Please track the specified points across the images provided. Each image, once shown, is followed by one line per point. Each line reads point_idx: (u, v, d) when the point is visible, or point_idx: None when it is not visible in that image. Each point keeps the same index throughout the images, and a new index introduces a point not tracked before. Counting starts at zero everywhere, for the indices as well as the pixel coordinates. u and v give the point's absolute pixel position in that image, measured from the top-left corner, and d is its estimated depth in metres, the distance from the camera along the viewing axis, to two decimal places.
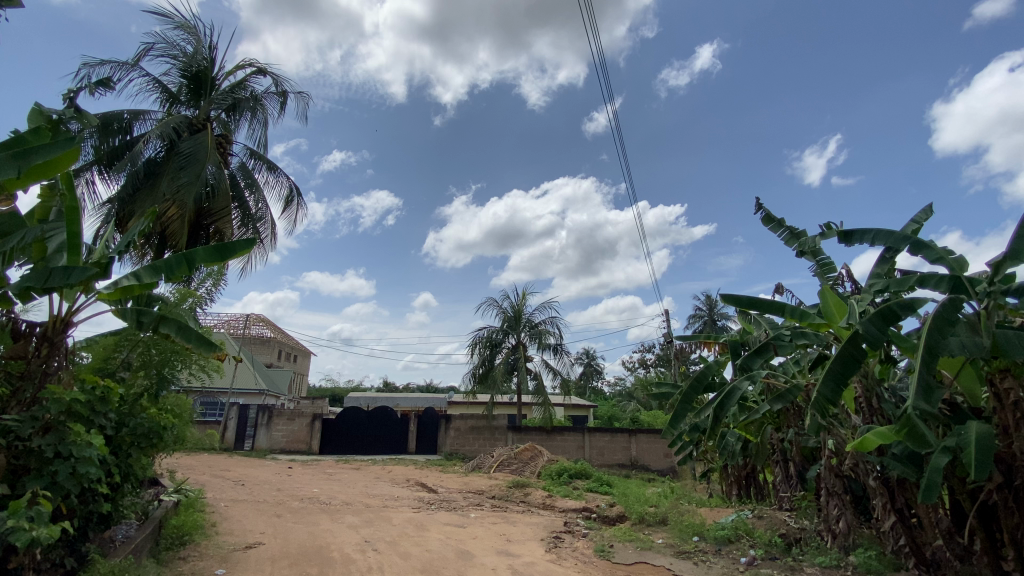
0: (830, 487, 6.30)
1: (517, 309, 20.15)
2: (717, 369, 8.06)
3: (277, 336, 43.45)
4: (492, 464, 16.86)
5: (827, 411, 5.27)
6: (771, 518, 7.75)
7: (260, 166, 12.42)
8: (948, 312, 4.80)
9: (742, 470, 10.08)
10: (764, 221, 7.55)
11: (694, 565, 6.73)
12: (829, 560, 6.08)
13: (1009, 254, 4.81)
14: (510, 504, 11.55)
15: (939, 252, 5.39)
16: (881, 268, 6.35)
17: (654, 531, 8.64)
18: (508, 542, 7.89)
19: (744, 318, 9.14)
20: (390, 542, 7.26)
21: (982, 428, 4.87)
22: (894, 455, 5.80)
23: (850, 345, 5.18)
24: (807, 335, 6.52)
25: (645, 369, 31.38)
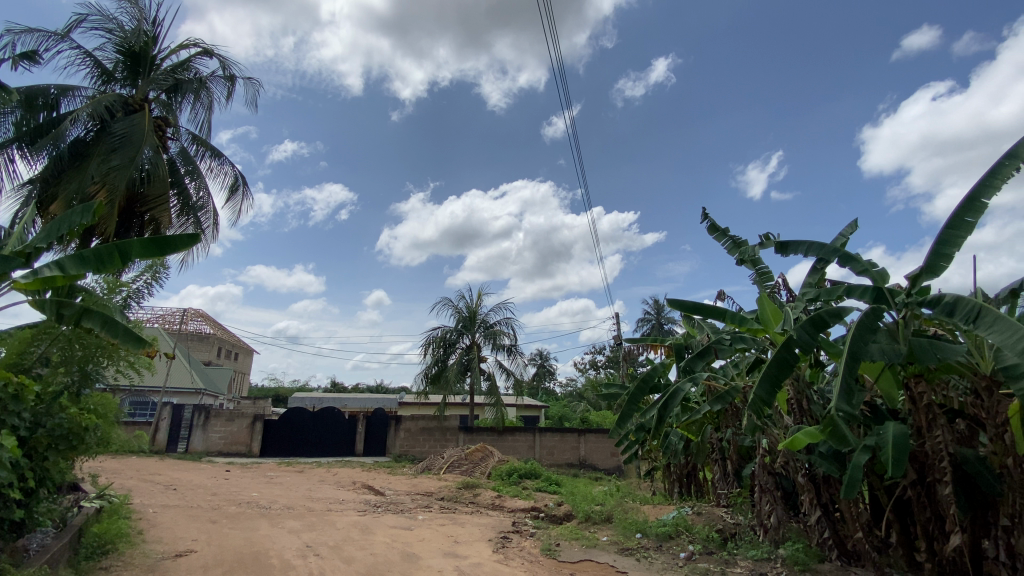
0: (763, 484, 6.67)
1: (472, 309, 20.10)
2: (662, 370, 8.37)
3: (218, 333, 41.39)
4: (441, 465, 16.74)
5: (762, 412, 5.58)
6: (709, 515, 8.13)
7: (203, 152, 11.79)
8: (870, 320, 5.21)
9: (683, 468, 10.50)
10: (709, 231, 7.89)
11: (636, 562, 6.94)
12: (761, 553, 6.45)
13: (925, 269, 5.26)
14: (459, 506, 11.48)
15: (864, 265, 5.81)
16: (813, 278, 6.80)
17: (599, 529, 8.85)
18: (455, 543, 7.85)
19: (689, 322, 9.53)
20: (333, 546, 7.06)
21: (898, 429, 5.29)
22: (821, 454, 6.21)
23: (783, 349, 5.51)
24: (745, 339, 6.86)
25: (596, 370, 32.00)
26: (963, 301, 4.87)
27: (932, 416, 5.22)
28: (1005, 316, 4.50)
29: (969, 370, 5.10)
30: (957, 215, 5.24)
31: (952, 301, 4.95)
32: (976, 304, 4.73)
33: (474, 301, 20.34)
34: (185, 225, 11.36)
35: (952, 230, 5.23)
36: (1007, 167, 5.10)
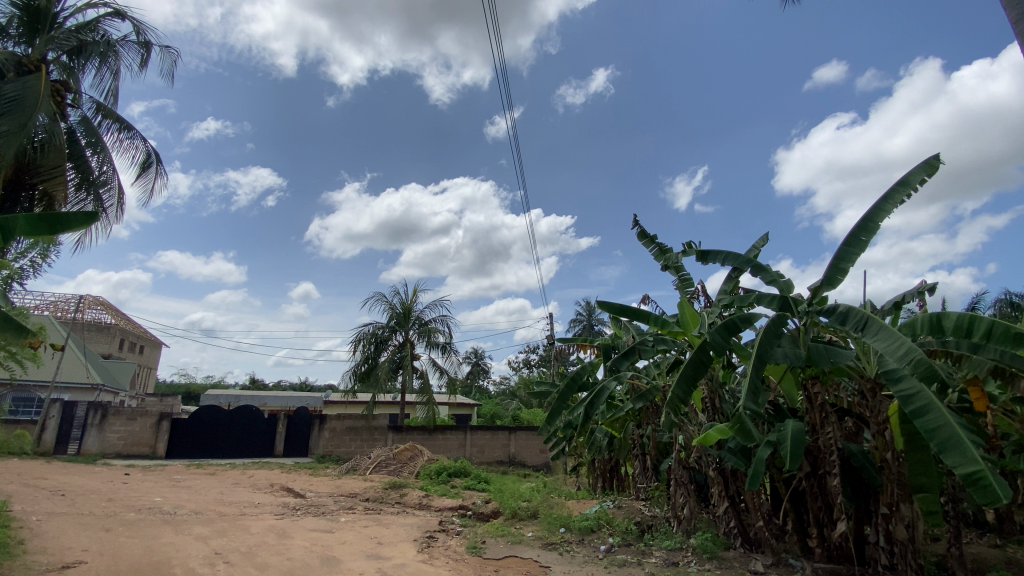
0: (678, 478, 7.05)
1: (407, 305, 19.67)
2: (591, 369, 8.66)
3: (121, 324, 37.66)
4: (368, 466, 16.27)
5: (679, 409, 5.94)
6: (628, 508, 8.52)
7: (109, 123, 10.69)
8: (775, 326, 5.70)
9: (607, 463, 10.94)
10: (639, 237, 8.27)
11: (559, 556, 7.12)
12: (674, 544, 6.85)
13: (824, 281, 5.82)
14: (384, 506, 11.23)
15: (773, 275, 6.33)
16: (727, 285, 7.32)
17: (525, 525, 9.01)
18: (379, 545, 7.66)
19: (618, 323, 9.92)
20: (245, 553, 6.65)
21: (796, 426, 5.82)
22: (730, 448, 6.70)
23: (699, 351, 5.89)
24: (667, 340, 7.24)
25: (530, 368, 32.40)
26: (854, 311, 5.45)
27: (825, 414, 5.80)
28: (887, 326, 5.08)
29: (857, 373, 5.70)
30: (853, 233, 5.84)
31: (845, 311, 5.51)
32: (864, 314, 5.31)
33: (409, 297, 19.91)
34: (84, 201, 10.25)
35: (848, 248, 5.83)
36: (896, 194, 5.76)
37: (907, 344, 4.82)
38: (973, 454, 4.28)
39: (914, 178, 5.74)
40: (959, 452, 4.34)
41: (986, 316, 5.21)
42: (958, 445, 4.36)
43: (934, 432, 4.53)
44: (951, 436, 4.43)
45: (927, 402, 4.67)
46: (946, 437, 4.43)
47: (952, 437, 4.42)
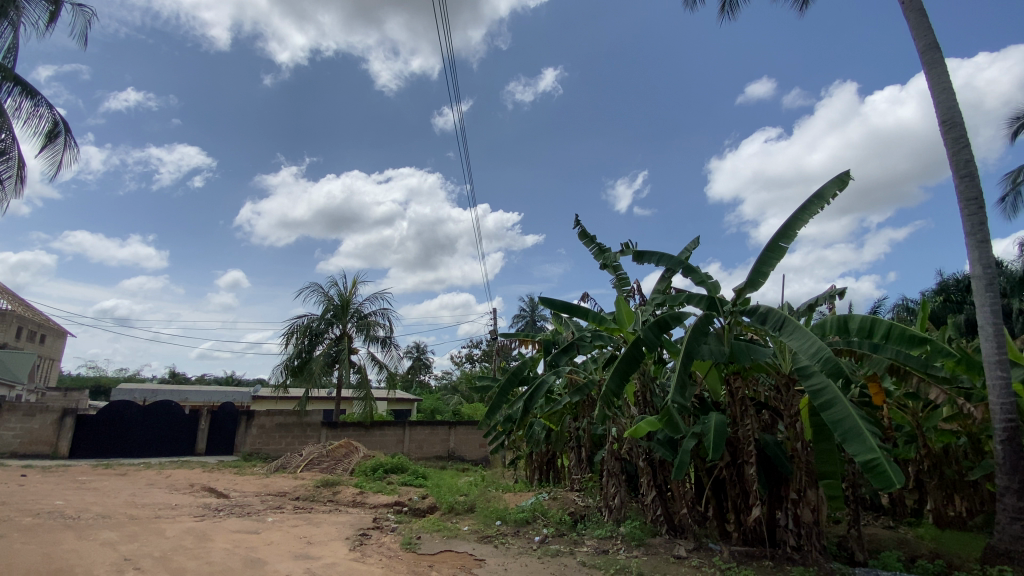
0: (611, 468, 7.34)
1: (345, 298, 19.00)
2: (531, 364, 8.78)
3: (19, 310, 33.85)
4: (299, 464, 15.61)
5: (612, 403, 6.16)
6: (563, 499, 8.73)
7: (8, 86, 9.53)
8: (702, 324, 6.02)
9: (544, 456, 11.16)
10: (580, 236, 8.48)
11: (495, 548, 7.16)
12: (604, 532, 7.10)
13: (747, 284, 6.21)
14: (315, 505, 10.82)
15: (702, 276, 6.67)
16: (661, 285, 7.64)
17: (461, 519, 8.99)
18: (308, 544, 7.37)
19: (559, 319, 10.09)
20: (158, 557, 6.18)
21: (719, 419, 6.18)
22: (658, 440, 7.02)
23: (633, 346, 6.12)
24: (603, 336, 7.47)
25: (471, 364, 32.29)
26: (773, 312, 5.85)
27: (744, 408, 6.20)
28: (801, 326, 5.50)
29: (773, 369, 6.14)
30: (774, 240, 6.26)
31: (765, 311, 5.91)
32: (782, 314, 5.71)
33: (348, 289, 19.24)
34: None
35: (769, 253, 6.24)
36: (813, 206, 6.23)
37: (818, 343, 5.24)
38: (870, 443, 4.72)
39: (829, 192, 6.23)
40: (859, 442, 4.77)
41: (884, 318, 5.76)
42: (858, 435, 4.79)
43: (839, 423, 4.96)
44: (853, 427, 4.86)
45: (833, 396, 5.10)
46: (849, 428, 4.86)
47: (853, 428, 4.85)
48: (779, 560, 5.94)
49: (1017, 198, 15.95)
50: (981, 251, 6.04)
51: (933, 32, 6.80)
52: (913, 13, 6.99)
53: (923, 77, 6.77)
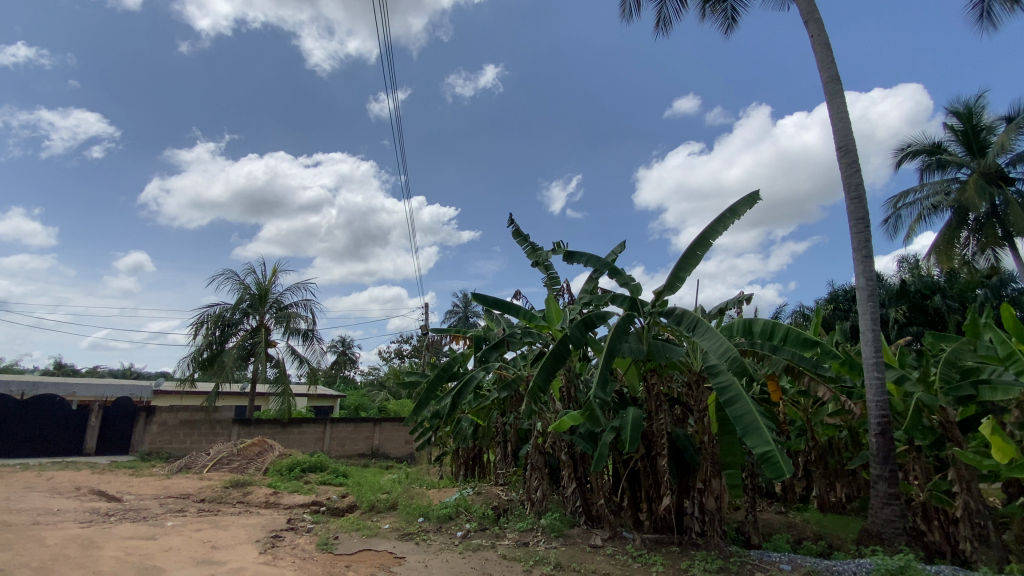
0: (534, 462, 7.50)
1: (264, 287, 17.90)
2: (461, 360, 8.73)
3: None
4: (205, 464, 14.53)
5: (538, 398, 6.31)
6: (487, 493, 8.79)
7: None
8: (624, 324, 6.31)
9: (470, 452, 11.17)
10: (514, 234, 8.58)
11: (415, 545, 7.07)
12: (526, 525, 7.24)
13: (666, 287, 6.57)
14: (223, 507, 10.11)
15: (626, 279, 6.97)
16: (589, 285, 7.89)
17: (382, 517, 8.79)
18: (213, 549, 6.88)
19: (490, 315, 10.13)
20: (35, 568, 5.52)
21: (636, 414, 6.50)
22: (580, 434, 7.25)
23: (559, 344, 6.29)
24: (533, 333, 7.60)
25: (400, 359, 31.62)
26: (687, 314, 6.24)
27: (659, 403, 6.57)
28: (712, 327, 5.90)
29: (686, 367, 6.55)
30: (692, 248, 6.67)
31: (681, 313, 6.29)
32: (695, 316, 6.10)
33: (267, 278, 18.13)
34: None
35: (686, 259, 6.64)
36: (727, 218, 6.71)
37: (725, 344, 5.65)
38: (766, 436, 5.16)
39: (741, 206, 6.74)
40: (757, 435, 5.19)
41: (783, 322, 6.32)
42: (757, 429, 5.23)
43: (740, 418, 5.38)
44: (752, 421, 5.30)
45: (736, 393, 5.53)
46: (749, 422, 5.29)
47: (752, 422, 5.29)
48: (685, 545, 6.35)
49: (896, 220, 18.10)
50: (866, 265, 6.79)
51: (836, 65, 7.53)
52: (820, 47, 7.71)
53: (826, 105, 7.48)
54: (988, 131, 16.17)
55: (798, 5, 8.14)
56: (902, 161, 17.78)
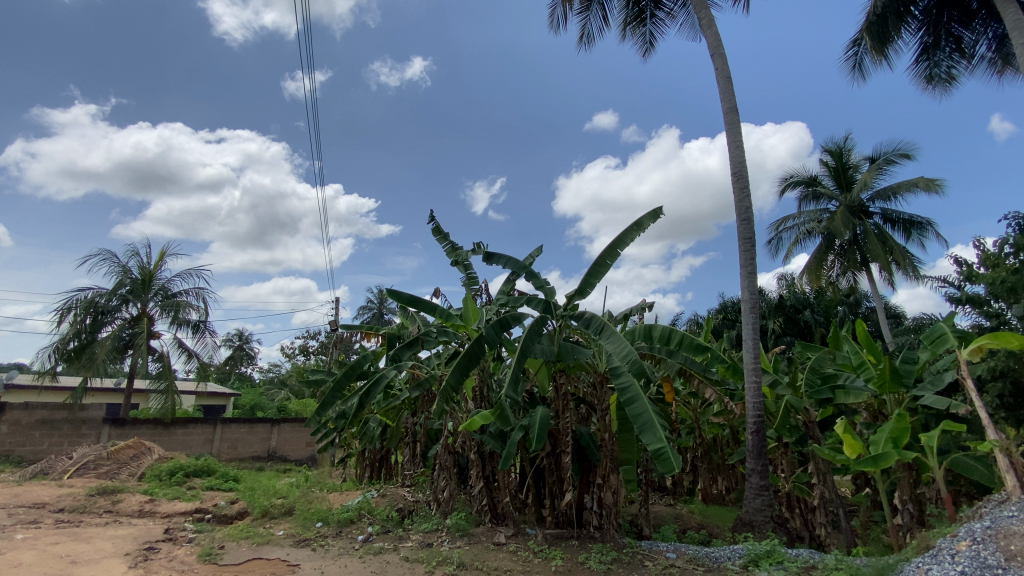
0: (443, 462, 7.45)
1: (148, 271, 16.10)
2: (372, 358, 8.44)
3: None
4: (66, 469, 12.73)
5: (450, 397, 6.31)
6: (392, 495, 8.58)
7: None
8: (538, 325, 6.49)
9: (377, 453, 10.87)
10: (434, 232, 8.55)
11: (312, 552, 6.72)
12: (430, 525, 7.17)
13: (578, 291, 6.86)
14: (86, 517, 8.93)
15: (541, 282, 7.18)
16: (506, 287, 8.02)
17: (276, 524, 8.26)
18: (71, 565, 6.06)
19: (405, 313, 9.92)
20: None
21: (544, 413, 6.71)
22: (490, 433, 7.34)
23: (474, 344, 6.34)
24: (448, 332, 7.56)
25: (305, 356, 29.88)
26: (595, 317, 6.55)
27: (566, 403, 6.83)
28: (617, 331, 6.24)
29: (591, 368, 6.87)
30: (602, 256, 7.03)
31: (589, 317, 6.59)
32: (602, 321, 6.42)
33: (152, 262, 16.34)
34: None
35: (597, 267, 6.98)
36: (634, 229, 7.15)
37: (628, 348, 6.01)
38: (660, 433, 5.56)
39: (647, 219, 7.22)
40: (652, 432, 5.58)
41: (679, 329, 6.85)
42: (652, 427, 5.61)
43: (638, 416, 5.75)
44: (648, 420, 5.68)
45: (635, 394, 5.90)
46: (645, 420, 5.67)
47: (648, 421, 5.67)
48: (583, 539, 6.66)
49: (778, 242, 20.28)
50: (751, 280, 7.56)
51: (734, 98, 8.31)
52: (723, 80, 8.46)
53: (725, 134, 8.22)
54: (854, 169, 18.66)
55: (706, 38, 8.89)
56: (786, 190, 19.97)
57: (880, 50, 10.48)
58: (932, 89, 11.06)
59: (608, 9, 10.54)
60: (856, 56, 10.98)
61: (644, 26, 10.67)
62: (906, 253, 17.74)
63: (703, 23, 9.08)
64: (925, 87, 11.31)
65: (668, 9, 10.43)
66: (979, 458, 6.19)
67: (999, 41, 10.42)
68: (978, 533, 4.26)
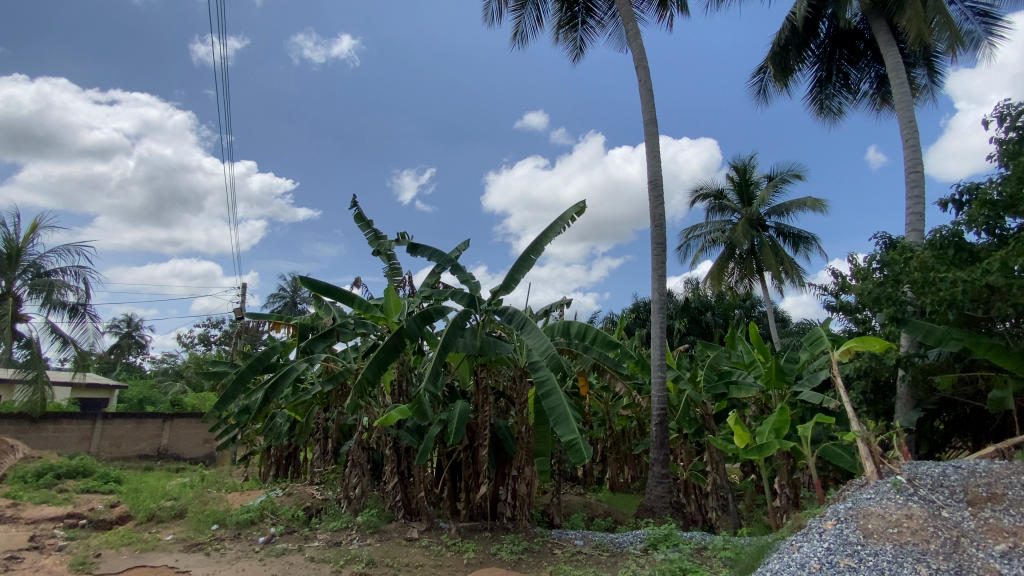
0: (355, 458, 7.22)
1: (16, 245, 14.02)
2: (282, 350, 7.95)
3: None
4: None
5: (366, 391, 6.15)
6: (299, 494, 8.17)
7: None
8: (461, 319, 6.48)
9: (284, 450, 10.31)
10: (356, 218, 8.24)
11: (204, 557, 6.23)
12: (339, 524, 6.92)
13: (502, 287, 6.92)
14: None
15: (465, 276, 7.17)
16: (430, 280, 7.92)
17: (164, 528, 7.55)
18: None
19: (319, 303, 9.45)
20: None
21: (463, 407, 6.73)
22: (407, 427, 7.21)
23: (395, 337, 6.21)
24: (367, 324, 7.31)
25: (205, 347, 27.54)
26: (517, 313, 6.65)
27: (485, 397, 6.90)
28: (537, 327, 6.38)
29: (512, 362, 6.98)
30: (526, 252, 7.15)
31: (512, 312, 6.68)
32: (524, 316, 6.53)
33: (21, 235, 14.24)
34: None
35: (521, 262, 7.11)
36: (557, 227, 7.35)
37: (547, 343, 6.17)
38: (573, 426, 5.77)
39: (570, 218, 7.44)
40: (566, 424, 5.78)
41: (596, 326, 7.14)
42: (566, 420, 5.82)
43: (553, 409, 5.93)
44: (563, 412, 5.87)
45: (552, 387, 6.08)
46: (560, 413, 5.86)
47: (563, 413, 5.86)
48: (495, 530, 6.76)
49: (686, 249, 21.76)
50: (661, 282, 8.05)
51: (655, 110, 8.78)
52: (645, 91, 8.90)
53: (645, 143, 8.66)
54: (755, 185, 20.47)
55: (633, 50, 9.30)
56: (696, 201, 21.44)
57: (782, 79, 11.54)
58: (823, 118, 12.38)
59: (542, 10, 10.68)
60: (762, 82, 12.02)
61: (575, 31, 10.94)
62: (794, 264, 19.76)
63: (630, 35, 9.48)
64: (818, 116, 12.61)
65: (599, 18, 10.79)
66: (844, 446, 7.06)
67: (879, 80, 11.83)
68: (842, 513, 4.84)
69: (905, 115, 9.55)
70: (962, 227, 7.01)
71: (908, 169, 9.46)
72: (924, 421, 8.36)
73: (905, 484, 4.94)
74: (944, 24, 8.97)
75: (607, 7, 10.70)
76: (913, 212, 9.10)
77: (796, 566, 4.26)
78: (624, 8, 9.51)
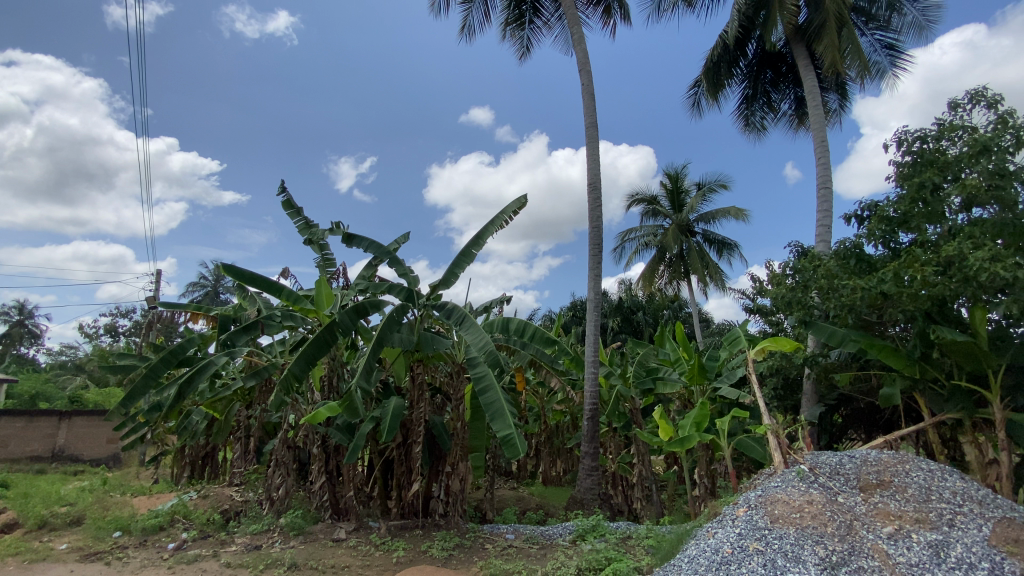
0: (280, 458, 6.88)
1: None
2: (199, 342, 7.40)
3: None
4: None
5: (293, 387, 5.87)
6: (216, 495, 7.68)
7: None
8: (397, 314, 6.34)
9: (200, 450, 9.65)
10: (287, 205, 7.82)
11: (103, 567, 5.70)
12: (260, 527, 6.58)
13: (442, 282, 6.84)
14: None
15: (404, 269, 7.02)
16: (366, 273, 7.68)
17: (57, 536, 6.84)
18: None
19: (244, 294, 8.90)
20: None
21: (397, 403, 6.60)
22: (337, 425, 6.96)
23: (326, 331, 5.97)
24: (295, 317, 6.96)
25: (112, 338, 25.17)
26: (456, 308, 6.59)
27: (421, 393, 6.80)
28: (476, 322, 6.36)
29: (449, 358, 6.91)
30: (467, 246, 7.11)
31: (451, 307, 6.62)
32: (463, 311, 6.49)
33: None
34: None
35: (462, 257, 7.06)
36: (498, 223, 7.36)
37: (485, 339, 6.17)
38: (509, 421, 5.82)
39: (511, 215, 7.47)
40: (502, 420, 5.81)
41: (534, 323, 7.23)
42: (502, 415, 5.85)
43: (490, 405, 5.95)
44: (499, 408, 5.90)
45: (489, 383, 6.10)
46: (496, 408, 5.88)
47: (499, 409, 5.90)
48: (427, 527, 6.70)
49: (622, 250, 22.53)
50: (596, 282, 8.28)
51: (596, 114, 9.00)
52: (587, 95, 9.11)
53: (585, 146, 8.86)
54: (686, 193, 21.56)
55: (577, 53, 9.47)
56: (632, 205, 22.25)
57: (713, 93, 12.20)
58: (749, 133, 13.20)
59: (489, 6, 10.62)
60: (695, 95, 12.64)
61: (522, 30, 10.97)
62: (717, 269, 21.04)
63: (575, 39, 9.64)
64: (744, 131, 13.42)
65: (546, 19, 10.89)
66: (757, 438, 7.59)
67: (798, 102, 12.79)
68: (753, 500, 5.21)
69: (819, 135, 10.39)
70: (863, 240, 7.74)
71: (820, 185, 10.31)
72: (826, 416, 9.17)
73: (808, 473, 5.40)
74: (856, 53, 9.82)
75: (554, 10, 10.82)
76: (823, 225, 9.93)
77: (712, 551, 4.54)
78: (570, 12, 9.67)
